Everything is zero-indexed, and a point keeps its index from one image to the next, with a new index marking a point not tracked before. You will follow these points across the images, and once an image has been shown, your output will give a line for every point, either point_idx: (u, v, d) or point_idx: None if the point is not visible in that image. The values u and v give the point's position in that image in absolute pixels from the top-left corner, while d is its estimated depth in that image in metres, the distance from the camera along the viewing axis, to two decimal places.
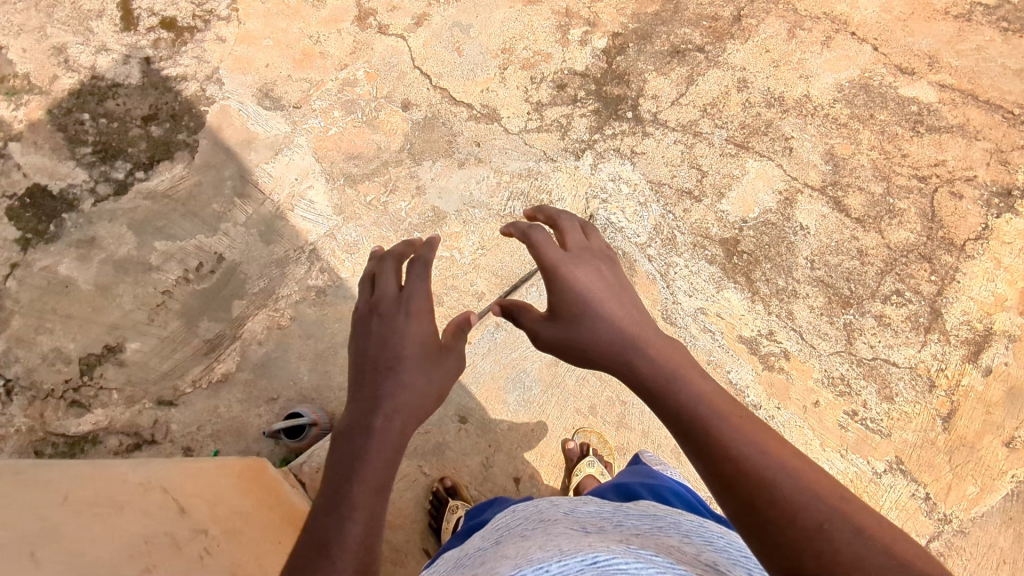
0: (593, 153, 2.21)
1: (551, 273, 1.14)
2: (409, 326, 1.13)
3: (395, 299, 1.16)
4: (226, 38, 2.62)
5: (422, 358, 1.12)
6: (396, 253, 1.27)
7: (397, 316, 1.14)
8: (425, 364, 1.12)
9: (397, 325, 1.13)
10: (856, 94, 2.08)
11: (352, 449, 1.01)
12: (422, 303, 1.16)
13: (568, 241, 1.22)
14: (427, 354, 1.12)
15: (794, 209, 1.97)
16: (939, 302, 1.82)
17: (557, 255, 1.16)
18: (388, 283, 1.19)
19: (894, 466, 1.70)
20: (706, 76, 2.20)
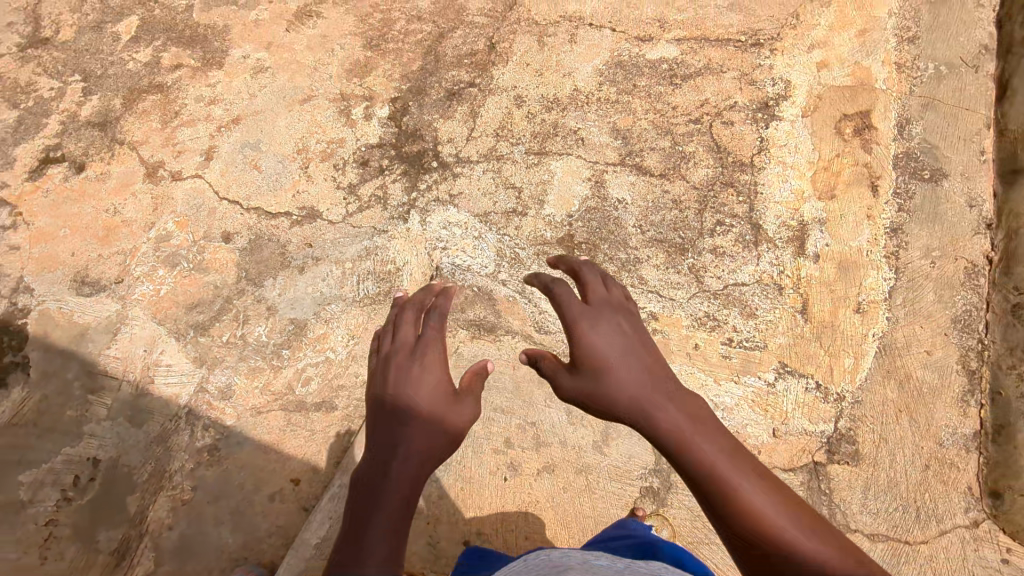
0: (418, 211, 2.28)
1: (571, 329, 1.29)
2: (428, 365, 1.34)
3: (416, 342, 1.39)
4: (20, 244, 2.50)
5: (436, 401, 1.28)
6: (416, 303, 1.48)
7: (416, 360, 1.34)
8: (440, 407, 1.28)
9: (413, 370, 1.32)
10: (615, 73, 2.28)
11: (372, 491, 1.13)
12: (434, 353, 1.36)
13: (590, 297, 1.36)
14: (440, 395, 1.30)
15: (607, 188, 2.12)
16: (755, 216, 2.01)
17: (576, 311, 1.31)
18: (410, 331, 1.41)
19: (782, 370, 1.83)
20: (486, 105, 2.35)
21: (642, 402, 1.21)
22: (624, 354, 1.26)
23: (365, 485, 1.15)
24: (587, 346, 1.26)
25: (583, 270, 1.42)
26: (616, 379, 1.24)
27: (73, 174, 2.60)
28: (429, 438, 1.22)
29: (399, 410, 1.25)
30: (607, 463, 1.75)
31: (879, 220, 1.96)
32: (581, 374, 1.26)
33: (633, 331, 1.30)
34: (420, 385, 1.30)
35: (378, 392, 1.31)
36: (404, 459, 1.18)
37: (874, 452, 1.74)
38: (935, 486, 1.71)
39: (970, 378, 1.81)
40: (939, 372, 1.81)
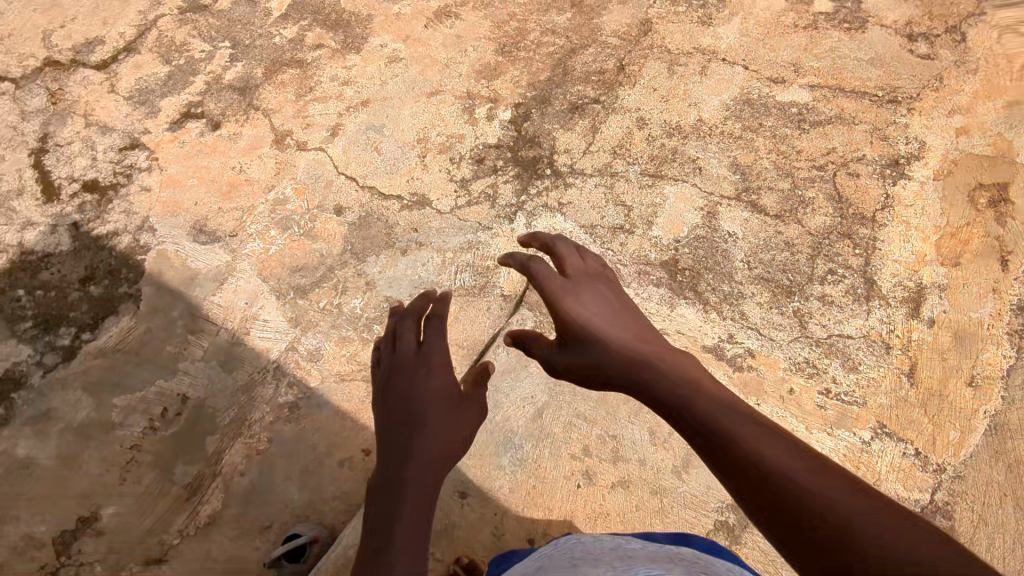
0: (524, 214, 2.32)
1: (557, 306, 1.54)
2: (431, 372, 1.62)
3: (417, 351, 1.67)
4: (151, 186, 2.68)
5: (442, 403, 1.57)
6: (416, 311, 1.76)
7: (422, 367, 1.62)
8: (448, 407, 1.58)
9: (422, 377, 1.61)
10: (742, 109, 2.30)
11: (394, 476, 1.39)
12: (438, 360, 1.65)
13: (567, 275, 1.66)
14: (447, 398, 1.59)
15: (718, 220, 2.12)
16: (869, 270, 1.97)
17: (558, 285, 1.59)
18: (411, 340, 1.70)
19: (879, 430, 1.77)
20: (607, 122, 2.39)
21: (630, 365, 1.39)
22: (601, 320, 1.52)
23: (388, 477, 1.40)
24: (571, 319, 1.52)
25: (556, 246, 1.74)
26: (603, 345, 1.46)
27: (208, 131, 2.79)
28: (440, 432, 1.51)
29: (411, 414, 1.53)
30: (684, 489, 1.74)
31: (1004, 296, 1.90)
32: (577, 347, 1.50)
33: (613, 300, 1.60)
34: (427, 389, 1.58)
35: (387, 403, 1.57)
36: (422, 452, 1.44)
37: (971, 531, 1.64)
38: None
39: None
40: None
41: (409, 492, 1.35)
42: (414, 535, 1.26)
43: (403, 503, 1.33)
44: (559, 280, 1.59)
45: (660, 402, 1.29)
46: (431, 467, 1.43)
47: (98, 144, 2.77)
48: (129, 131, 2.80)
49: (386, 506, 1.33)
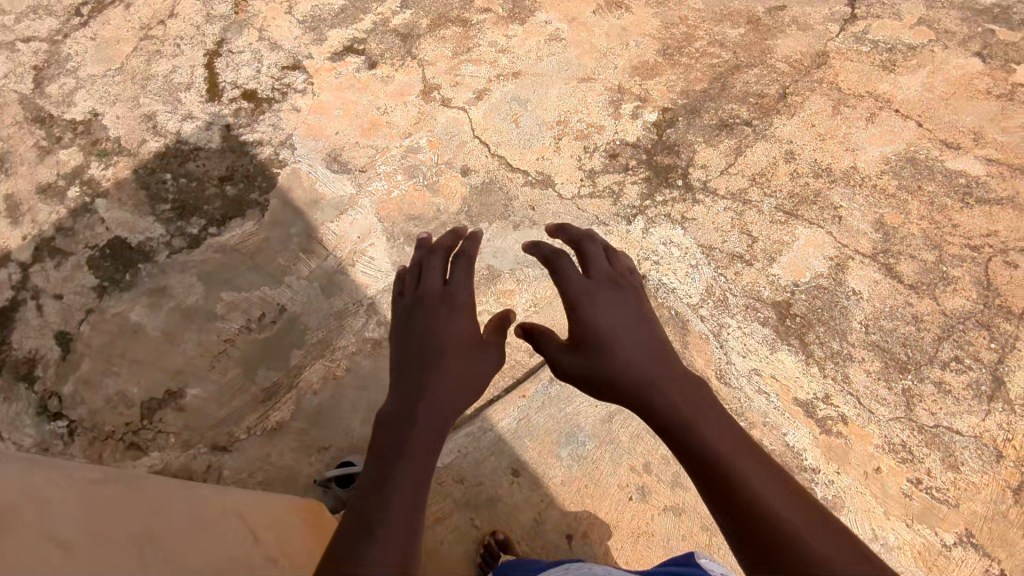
0: (644, 218, 2.28)
1: (575, 307, 1.56)
2: (450, 314, 1.64)
3: (440, 293, 1.70)
4: (301, 108, 2.84)
5: (459, 346, 1.58)
6: (443, 251, 1.80)
7: (443, 308, 1.66)
8: (467, 348, 1.58)
9: (443, 317, 1.63)
10: (903, 166, 2.18)
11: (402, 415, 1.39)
12: (460, 301, 1.68)
13: (591, 274, 1.65)
14: (463, 340, 1.59)
15: (846, 275, 2.00)
16: (1000, 369, 1.81)
17: (577, 288, 1.60)
18: (434, 282, 1.73)
19: (965, 538, 1.62)
20: (754, 147, 2.32)
21: (640, 372, 1.39)
22: (619, 320, 1.52)
23: (398, 409, 1.40)
24: (590, 318, 1.52)
25: (582, 239, 1.75)
26: (616, 349, 1.45)
27: (364, 68, 2.91)
28: (454, 373, 1.51)
29: (427, 352, 1.55)
30: None
31: None
32: (588, 347, 1.48)
33: (630, 302, 1.59)
34: (446, 328, 1.61)
35: (405, 339, 1.60)
36: (434, 390, 1.45)
37: None
38: None
39: None
40: None
41: (415, 428, 1.35)
42: (415, 473, 1.25)
43: (407, 439, 1.33)
44: (579, 286, 1.60)
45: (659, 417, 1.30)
46: (439, 405, 1.42)
47: (265, 58, 2.96)
48: (294, 52, 2.97)
49: (389, 439, 1.33)
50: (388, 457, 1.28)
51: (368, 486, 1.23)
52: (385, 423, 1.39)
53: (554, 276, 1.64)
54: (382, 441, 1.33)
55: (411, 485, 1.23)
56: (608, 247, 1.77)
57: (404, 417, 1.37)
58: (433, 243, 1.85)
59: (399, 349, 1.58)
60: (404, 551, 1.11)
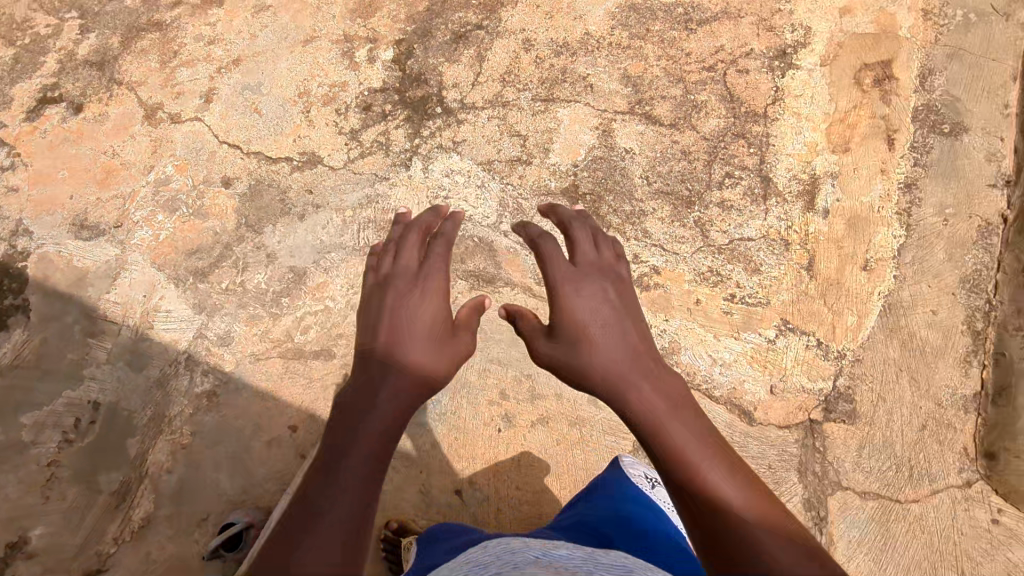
0: (420, 157, 2.23)
1: (558, 289, 1.27)
2: (424, 285, 1.28)
3: (416, 270, 1.32)
4: (18, 185, 2.47)
5: (430, 331, 1.23)
6: (420, 224, 1.43)
7: (413, 288, 1.28)
8: (435, 342, 1.22)
9: (411, 301, 1.26)
10: (627, 15, 2.22)
11: (349, 425, 1.06)
12: (435, 286, 1.29)
13: (578, 258, 1.34)
14: (435, 327, 1.25)
15: (614, 138, 2.06)
16: (765, 169, 1.94)
17: (563, 271, 1.30)
18: (411, 257, 1.35)
19: (783, 327, 1.76)
20: (493, 48, 2.28)
21: (624, 373, 1.17)
22: (605, 312, 1.25)
23: (366, 378, 1.14)
24: (571, 308, 1.25)
25: (571, 220, 1.42)
26: (598, 349, 1.21)
27: (70, 115, 2.55)
28: (422, 366, 1.18)
29: (395, 330, 1.21)
30: (600, 415, 1.74)
31: (893, 175, 1.87)
32: (564, 341, 1.24)
33: (619, 301, 1.27)
34: (415, 318, 1.23)
35: (371, 309, 1.27)
36: (386, 393, 1.11)
37: (872, 410, 1.66)
38: (931, 446, 1.63)
39: (973, 338, 1.71)
40: (942, 331, 1.71)
41: (377, 410, 1.09)
42: (367, 469, 1.00)
43: (364, 424, 1.06)
44: (564, 270, 1.30)
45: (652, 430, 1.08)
46: (409, 389, 1.13)
47: None
48: None
49: (351, 412, 1.08)
50: (346, 438, 1.04)
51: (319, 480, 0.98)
52: (351, 389, 1.13)
53: (539, 255, 1.35)
54: (346, 411, 1.09)
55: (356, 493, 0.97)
56: (599, 232, 1.42)
57: (372, 386, 1.12)
58: (411, 222, 1.44)
59: (363, 317, 1.26)
60: (327, 574, 0.88)
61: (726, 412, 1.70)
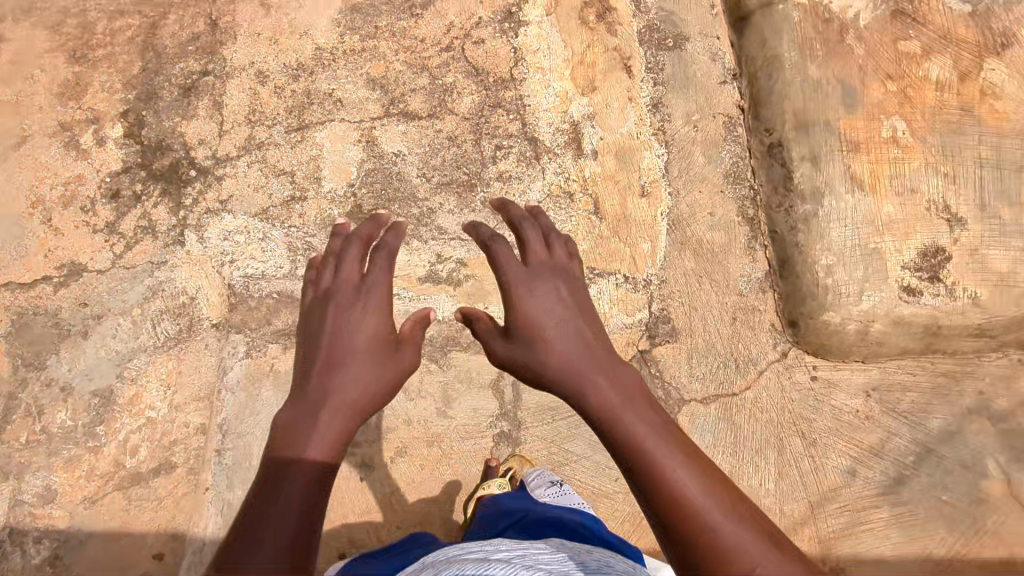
0: (192, 227, 2.05)
1: (512, 291, 1.33)
2: (365, 300, 1.36)
3: (356, 284, 1.39)
4: None
5: (372, 347, 1.32)
6: (361, 237, 1.47)
7: (355, 299, 1.37)
8: (375, 356, 1.31)
9: (354, 314, 1.34)
10: (352, 19, 2.12)
11: (299, 424, 1.17)
12: (375, 299, 1.37)
13: (531, 258, 1.39)
14: (379, 343, 1.33)
15: (379, 145, 2.01)
16: (529, 130, 1.97)
17: (516, 272, 1.35)
18: (352, 270, 1.41)
19: (593, 275, 1.81)
20: (227, 91, 2.11)
21: (578, 368, 1.23)
22: (558, 310, 1.30)
23: (310, 393, 1.23)
24: (523, 309, 1.30)
25: (522, 221, 1.45)
26: (552, 346, 1.26)
27: None
28: (362, 378, 1.27)
29: (337, 347, 1.29)
30: (454, 424, 1.80)
31: (639, 100, 1.96)
32: (519, 340, 1.31)
33: (572, 299, 1.32)
34: (358, 331, 1.32)
35: (312, 323, 1.36)
36: (329, 403, 1.21)
37: (688, 322, 1.77)
38: (745, 334, 1.75)
39: (749, 227, 1.82)
40: (724, 229, 1.82)
41: (319, 426, 1.18)
42: (318, 472, 1.11)
43: (307, 439, 1.16)
44: (516, 270, 1.35)
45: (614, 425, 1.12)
46: (353, 405, 1.23)
47: None
48: None
49: (294, 426, 1.17)
50: (294, 448, 1.14)
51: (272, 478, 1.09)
52: (292, 406, 1.22)
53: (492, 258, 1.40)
54: (289, 425, 1.18)
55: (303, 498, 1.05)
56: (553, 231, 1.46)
57: (315, 400, 1.21)
58: (353, 232, 1.49)
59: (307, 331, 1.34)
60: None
61: None
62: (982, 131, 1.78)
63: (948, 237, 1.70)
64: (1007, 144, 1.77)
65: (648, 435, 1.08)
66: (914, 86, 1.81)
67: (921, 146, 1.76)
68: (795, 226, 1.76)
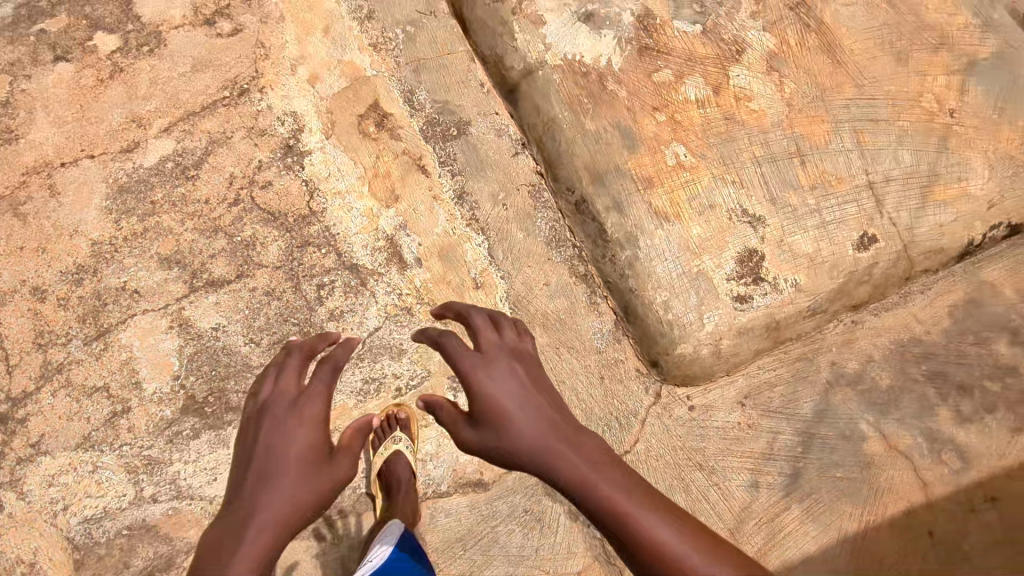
0: (8, 487, 1.77)
1: (464, 380, 1.18)
2: (300, 410, 1.19)
3: (295, 394, 1.22)
4: None
5: (309, 459, 1.16)
6: (305, 349, 1.30)
7: (293, 410, 1.19)
8: (308, 474, 1.14)
9: (287, 426, 1.17)
10: (123, 200, 1.95)
11: (219, 549, 1.03)
12: (314, 411, 1.20)
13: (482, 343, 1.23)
14: (311, 457, 1.16)
15: (194, 325, 1.86)
16: (346, 257, 1.90)
17: (467, 359, 1.20)
18: (292, 381, 1.24)
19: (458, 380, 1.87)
20: (3, 322, 1.84)
21: (548, 445, 1.12)
22: (519, 394, 1.17)
23: (237, 507, 1.09)
24: (484, 399, 1.16)
25: (472, 309, 1.29)
26: (516, 433, 1.14)
27: None
28: (292, 496, 1.11)
29: (268, 463, 1.13)
30: None
31: (444, 196, 1.95)
32: (483, 429, 1.16)
33: (529, 378, 1.19)
34: (293, 445, 1.15)
35: (247, 437, 1.19)
36: (253, 525, 1.06)
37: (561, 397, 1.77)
38: (613, 387, 1.82)
39: (585, 283, 1.87)
40: (563, 294, 1.87)
41: (247, 542, 1.04)
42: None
43: (231, 555, 1.02)
44: (467, 358, 1.19)
45: (601, 504, 1.05)
46: (283, 520, 1.08)
47: None
48: None
49: (220, 545, 1.04)
50: (216, 567, 1.01)
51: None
52: (221, 524, 1.07)
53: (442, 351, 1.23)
54: (216, 542, 1.04)
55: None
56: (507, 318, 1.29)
57: (239, 518, 1.07)
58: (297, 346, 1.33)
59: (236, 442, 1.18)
60: None
61: (463, 497, 1.84)
62: (748, 133, 1.95)
63: (756, 238, 1.83)
64: (769, 139, 1.96)
65: (631, 504, 1.04)
66: (679, 110, 1.95)
67: (704, 162, 1.89)
68: (625, 273, 1.83)
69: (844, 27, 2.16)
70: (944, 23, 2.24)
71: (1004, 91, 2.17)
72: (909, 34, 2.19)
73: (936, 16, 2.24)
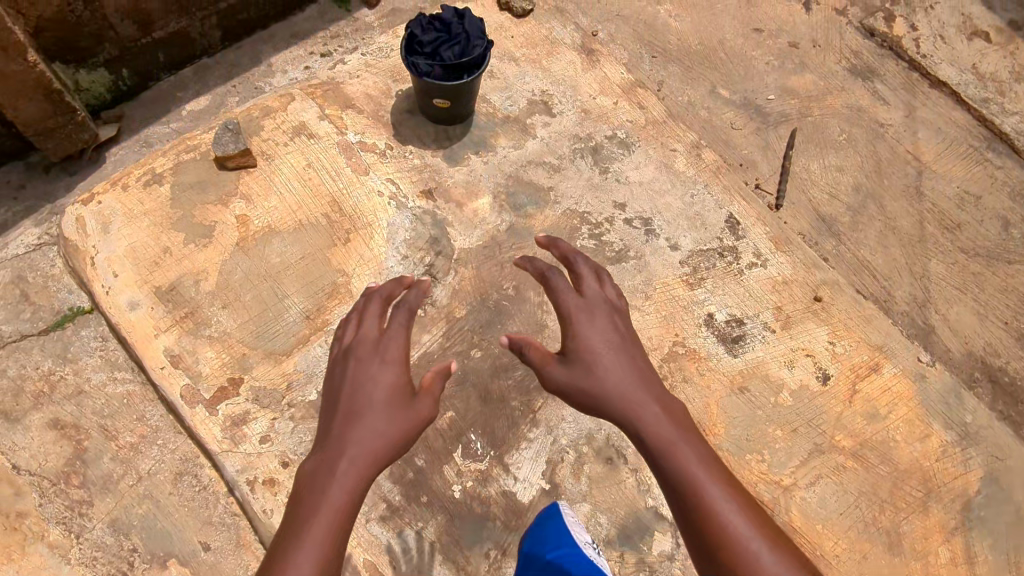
0: None
1: (567, 318, 1.25)
2: (386, 347, 1.18)
3: (379, 338, 1.20)
4: None
5: (398, 397, 1.12)
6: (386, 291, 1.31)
7: (379, 347, 1.18)
8: (396, 407, 1.11)
9: (377, 361, 1.15)
10: None
11: (314, 490, 0.98)
12: (398, 353, 1.17)
13: (585, 293, 1.30)
14: (398, 397, 1.12)
15: None
16: None
17: (574, 302, 1.27)
18: (372, 327, 1.22)
19: None
20: None
21: (629, 391, 1.14)
22: (614, 337, 1.22)
23: (330, 445, 1.04)
24: (580, 338, 1.21)
25: (579, 257, 1.37)
26: (606, 372, 1.16)
27: None
28: (380, 432, 1.06)
29: (362, 394, 1.11)
30: None
31: None
32: (572, 366, 1.19)
33: (625, 331, 1.24)
34: (384, 378, 1.13)
35: (335, 374, 1.17)
36: (350, 460, 1.02)
37: None
38: None
39: None
40: None
41: (335, 483, 0.98)
42: (332, 527, 0.93)
43: (330, 491, 0.97)
44: (574, 301, 1.27)
45: (669, 451, 1.04)
46: (373, 455, 1.04)
47: None
48: None
49: (317, 477, 1.00)
50: (311, 504, 0.96)
51: (288, 537, 0.91)
52: (315, 459, 1.03)
53: (546, 288, 1.31)
54: (313, 475, 1.00)
55: (330, 532, 0.92)
56: (604, 272, 1.37)
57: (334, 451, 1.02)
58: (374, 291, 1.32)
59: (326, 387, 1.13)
60: None
61: None
62: None
63: None
64: None
65: (690, 457, 1.03)
66: None
67: None
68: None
69: (819, 524, 1.76)
70: (919, 457, 1.87)
71: (1011, 533, 1.82)
72: (890, 498, 1.81)
73: (909, 453, 1.88)
